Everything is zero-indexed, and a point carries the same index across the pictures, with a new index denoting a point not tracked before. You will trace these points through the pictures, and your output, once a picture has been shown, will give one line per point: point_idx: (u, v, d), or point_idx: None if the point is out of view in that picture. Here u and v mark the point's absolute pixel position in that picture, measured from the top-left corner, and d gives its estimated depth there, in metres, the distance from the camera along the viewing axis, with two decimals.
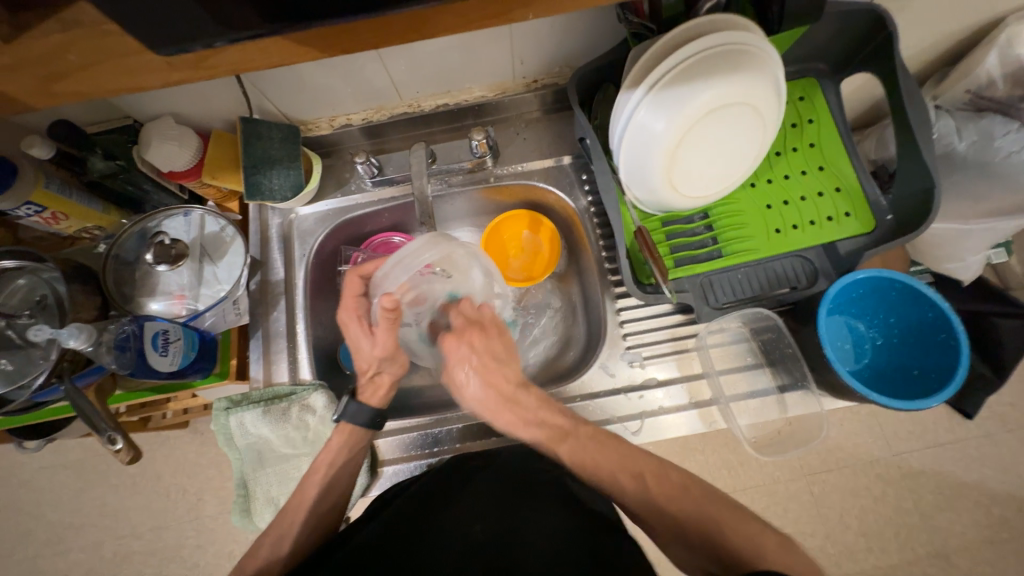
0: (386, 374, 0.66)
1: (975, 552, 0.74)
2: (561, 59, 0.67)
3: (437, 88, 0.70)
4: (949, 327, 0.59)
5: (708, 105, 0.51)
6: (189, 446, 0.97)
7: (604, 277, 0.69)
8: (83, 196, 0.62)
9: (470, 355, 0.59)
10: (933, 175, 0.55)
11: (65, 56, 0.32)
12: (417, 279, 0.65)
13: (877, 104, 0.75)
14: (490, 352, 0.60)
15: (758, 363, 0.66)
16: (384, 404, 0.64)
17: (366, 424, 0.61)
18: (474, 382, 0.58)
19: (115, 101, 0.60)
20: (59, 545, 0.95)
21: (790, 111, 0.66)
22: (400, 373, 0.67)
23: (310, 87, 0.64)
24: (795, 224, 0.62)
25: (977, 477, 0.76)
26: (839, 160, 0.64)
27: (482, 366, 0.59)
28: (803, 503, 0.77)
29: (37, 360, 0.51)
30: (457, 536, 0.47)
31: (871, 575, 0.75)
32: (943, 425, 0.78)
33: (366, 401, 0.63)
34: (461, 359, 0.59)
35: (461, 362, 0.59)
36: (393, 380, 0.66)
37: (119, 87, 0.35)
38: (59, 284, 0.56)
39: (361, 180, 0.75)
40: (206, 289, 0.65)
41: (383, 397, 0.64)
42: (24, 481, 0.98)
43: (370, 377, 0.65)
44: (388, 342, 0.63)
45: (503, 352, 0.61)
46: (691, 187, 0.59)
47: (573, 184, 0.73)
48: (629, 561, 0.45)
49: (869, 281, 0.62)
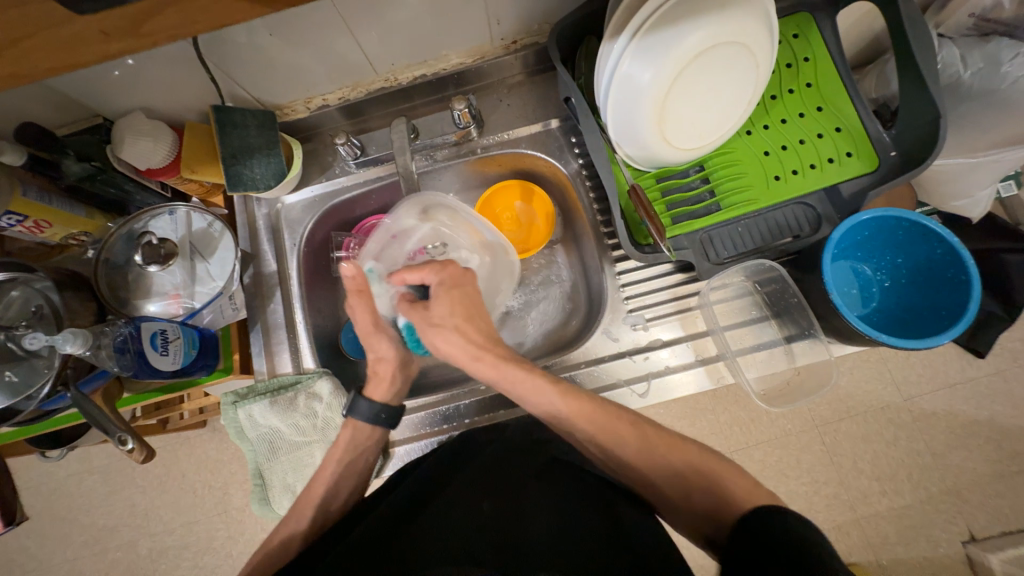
0: (384, 363, 0.65)
1: (988, 487, 0.74)
2: (540, 15, 0.63)
3: (413, 58, 0.66)
4: (960, 263, 0.58)
5: (697, 47, 0.48)
6: (208, 444, 0.98)
7: (601, 242, 0.68)
8: (65, 203, 0.60)
9: (452, 288, 0.59)
10: (939, 106, 0.52)
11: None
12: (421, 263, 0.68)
13: (879, 37, 0.70)
14: (472, 295, 0.60)
15: (763, 316, 0.66)
16: (390, 396, 0.64)
17: (369, 418, 0.61)
18: (449, 321, 0.58)
19: (83, 100, 0.58)
20: (96, 546, 0.99)
21: (785, 50, 0.62)
22: (397, 359, 0.65)
23: (280, 68, 0.62)
24: (795, 170, 0.60)
25: (988, 414, 0.75)
26: (838, 98, 0.61)
27: (461, 306, 0.59)
28: (816, 453, 0.78)
29: (41, 369, 0.51)
30: (467, 512, 0.46)
31: (885, 517, 0.76)
32: (953, 365, 0.77)
33: (371, 395, 0.63)
34: (445, 297, 0.59)
35: (447, 299, 0.58)
36: (394, 367, 0.65)
37: (47, 69, 0.29)
38: (53, 292, 0.54)
39: (345, 163, 0.73)
40: (201, 287, 0.64)
41: (387, 388, 0.64)
42: (55, 489, 1.01)
43: (374, 373, 0.65)
44: (365, 321, 0.63)
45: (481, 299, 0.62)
46: (684, 139, 0.56)
47: (562, 147, 0.71)
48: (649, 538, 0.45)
49: (874, 222, 0.61)
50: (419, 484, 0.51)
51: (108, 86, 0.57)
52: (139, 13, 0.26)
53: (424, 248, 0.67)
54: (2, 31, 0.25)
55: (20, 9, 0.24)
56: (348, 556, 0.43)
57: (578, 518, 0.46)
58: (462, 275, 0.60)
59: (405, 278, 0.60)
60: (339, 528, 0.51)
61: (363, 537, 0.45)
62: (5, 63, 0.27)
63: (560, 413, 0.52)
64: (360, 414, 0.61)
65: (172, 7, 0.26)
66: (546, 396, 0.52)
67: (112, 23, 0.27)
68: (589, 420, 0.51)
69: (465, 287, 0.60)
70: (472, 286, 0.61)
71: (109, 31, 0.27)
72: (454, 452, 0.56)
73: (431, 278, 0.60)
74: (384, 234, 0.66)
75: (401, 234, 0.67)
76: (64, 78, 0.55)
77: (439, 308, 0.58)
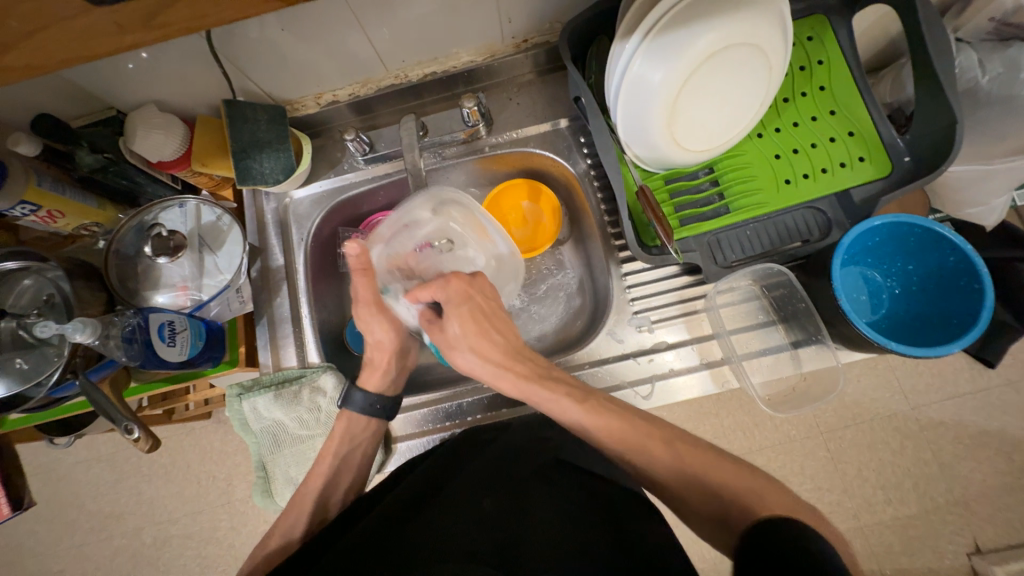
0: (377, 353, 0.66)
1: (996, 500, 0.73)
2: (551, 15, 0.63)
3: (423, 55, 0.66)
4: (973, 271, 0.57)
5: (710, 48, 0.48)
6: (213, 435, 0.99)
7: (607, 242, 0.67)
8: (77, 193, 0.61)
9: (460, 304, 0.60)
10: (956, 111, 0.51)
11: (3, 21, 0.25)
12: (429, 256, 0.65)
13: (894, 42, 0.69)
14: (482, 307, 0.60)
15: (769, 321, 0.66)
16: (382, 385, 0.65)
17: (363, 409, 0.62)
18: (464, 340, 0.59)
19: (97, 92, 0.59)
20: (101, 533, 1.00)
21: (799, 53, 0.61)
22: (393, 345, 0.67)
23: (291, 63, 0.62)
24: (806, 174, 0.59)
25: (997, 425, 0.74)
26: (852, 103, 0.60)
27: (470, 321, 0.59)
28: (820, 460, 0.77)
29: (52, 358, 0.51)
30: (469, 511, 0.46)
31: (890, 526, 0.75)
32: (963, 374, 0.76)
33: (364, 382, 0.65)
34: (455, 315, 0.59)
35: (456, 315, 0.59)
36: (389, 355, 0.66)
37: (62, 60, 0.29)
38: (64, 282, 0.55)
39: (353, 158, 0.73)
40: (209, 279, 0.65)
41: (379, 378, 0.65)
42: (62, 475, 1.02)
43: (370, 360, 0.67)
44: (367, 298, 0.64)
45: (494, 303, 0.62)
46: (693, 140, 0.56)
47: (571, 147, 0.71)
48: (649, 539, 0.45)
49: (886, 228, 0.60)
50: (420, 480, 0.51)
51: (122, 79, 0.58)
52: (152, 6, 0.27)
53: (429, 242, 0.64)
54: (18, 22, 0.25)
55: (35, 0, 0.25)
56: (349, 554, 0.43)
57: (581, 519, 0.46)
58: (467, 286, 0.60)
59: (419, 297, 0.61)
60: (340, 522, 0.51)
61: (365, 533, 0.46)
62: (20, 53, 0.27)
63: (575, 427, 0.54)
64: (355, 406, 0.62)
65: (185, 0, 0.27)
66: (565, 412, 0.53)
67: (126, 16, 0.27)
68: (608, 429, 0.51)
69: (473, 299, 0.60)
70: (480, 296, 0.61)
71: (124, 24, 0.27)
72: (457, 447, 0.55)
73: (438, 296, 0.61)
74: (395, 223, 0.64)
75: (412, 224, 0.65)
76: (79, 69, 0.55)
77: (452, 321, 0.60)
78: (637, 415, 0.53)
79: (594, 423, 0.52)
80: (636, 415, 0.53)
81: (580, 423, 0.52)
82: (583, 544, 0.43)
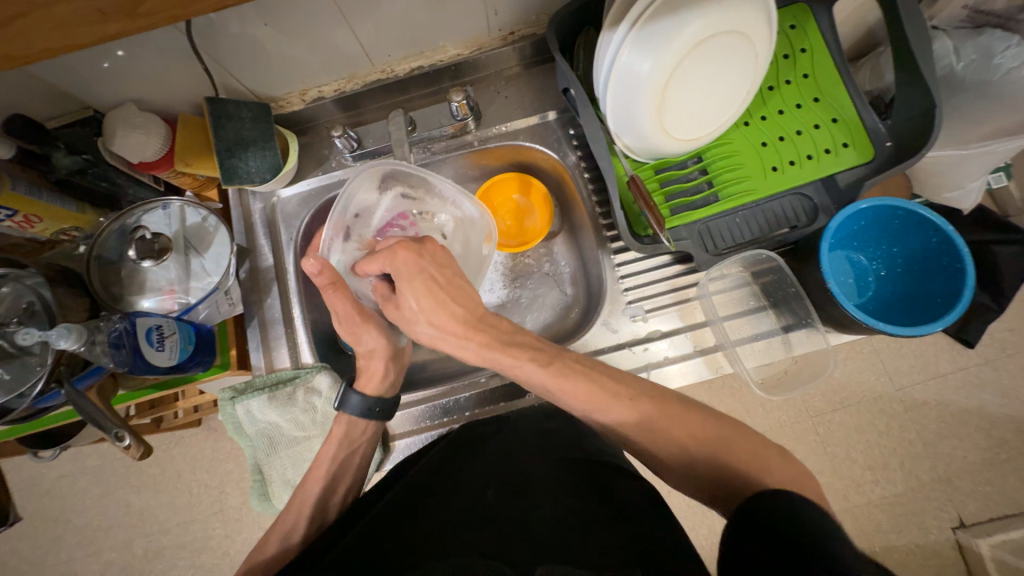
0: (376, 361, 0.63)
1: (977, 474, 0.75)
2: (537, 6, 0.63)
3: (409, 49, 0.66)
4: (955, 250, 0.58)
5: (697, 36, 0.48)
6: (204, 443, 0.98)
7: (599, 233, 0.68)
8: (54, 196, 0.59)
9: (413, 276, 0.55)
10: (934, 96, 0.52)
11: None
12: (396, 235, 0.64)
13: (873, 29, 0.71)
14: (435, 277, 0.56)
15: (760, 306, 0.67)
16: (382, 390, 0.63)
17: (361, 412, 0.61)
18: (421, 314, 0.56)
19: (73, 91, 0.57)
20: (91, 547, 0.98)
21: (782, 41, 0.62)
22: (387, 352, 0.63)
23: (275, 58, 0.61)
24: (792, 161, 0.60)
25: (977, 403, 0.77)
26: (835, 90, 0.61)
27: (424, 293, 0.55)
28: (810, 443, 0.79)
29: (34, 367, 0.49)
30: (472, 502, 0.47)
31: (877, 505, 0.77)
32: (944, 355, 0.78)
33: (363, 389, 0.63)
34: (408, 288, 0.55)
35: (412, 284, 0.55)
36: (385, 361, 0.63)
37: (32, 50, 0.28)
38: (45, 289, 0.53)
39: (341, 156, 0.72)
40: (196, 282, 0.63)
41: (378, 383, 0.63)
42: (48, 490, 1.00)
43: (363, 367, 0.63)
44: (348, 311, 0.60)
45: (448, 270, 0.57)
46: (682, 128, 0.56)
47: (560, 139, 0.71)
48: (653, 521, 0.45)
49: (872, 212, 0.61)
50: (414, 482, 0.50)
51: (100, 78, 0.56)
52: None
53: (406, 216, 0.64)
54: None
55: None
56: (356, 548, 0.43)
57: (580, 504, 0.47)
58: (431, 252, 0.57)
59: (366, 270, 0.57)
60: (343, 519, 0.51)
61: (365, 532, 0.45)
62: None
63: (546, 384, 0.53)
64: (346, 405, 0.61)
65: None
66: (530, 375, 0.53)
67: (108, 2, 0.26)
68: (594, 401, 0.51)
69: (424, 269, 0.56)
70: (431, 263, 0.56)
71: (106, 10, 0.27)
72: (456, 445, 0.55)
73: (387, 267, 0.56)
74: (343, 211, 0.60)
75: (363, 211, 0.62)
76: (51, 66, 0.53)
77: (410, 299, 0.56)
78: (607, 372, 0.53)
79: (560, 384, 0.52)
80: (602, 371, 0.53)
81: (547, 383, 0.53)
82: (589, 530, 0.43)
